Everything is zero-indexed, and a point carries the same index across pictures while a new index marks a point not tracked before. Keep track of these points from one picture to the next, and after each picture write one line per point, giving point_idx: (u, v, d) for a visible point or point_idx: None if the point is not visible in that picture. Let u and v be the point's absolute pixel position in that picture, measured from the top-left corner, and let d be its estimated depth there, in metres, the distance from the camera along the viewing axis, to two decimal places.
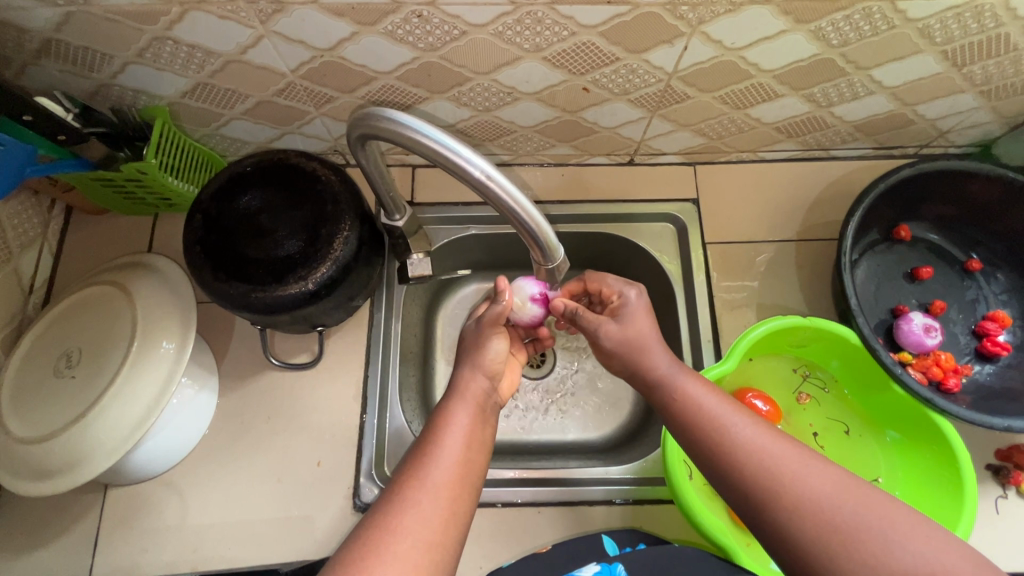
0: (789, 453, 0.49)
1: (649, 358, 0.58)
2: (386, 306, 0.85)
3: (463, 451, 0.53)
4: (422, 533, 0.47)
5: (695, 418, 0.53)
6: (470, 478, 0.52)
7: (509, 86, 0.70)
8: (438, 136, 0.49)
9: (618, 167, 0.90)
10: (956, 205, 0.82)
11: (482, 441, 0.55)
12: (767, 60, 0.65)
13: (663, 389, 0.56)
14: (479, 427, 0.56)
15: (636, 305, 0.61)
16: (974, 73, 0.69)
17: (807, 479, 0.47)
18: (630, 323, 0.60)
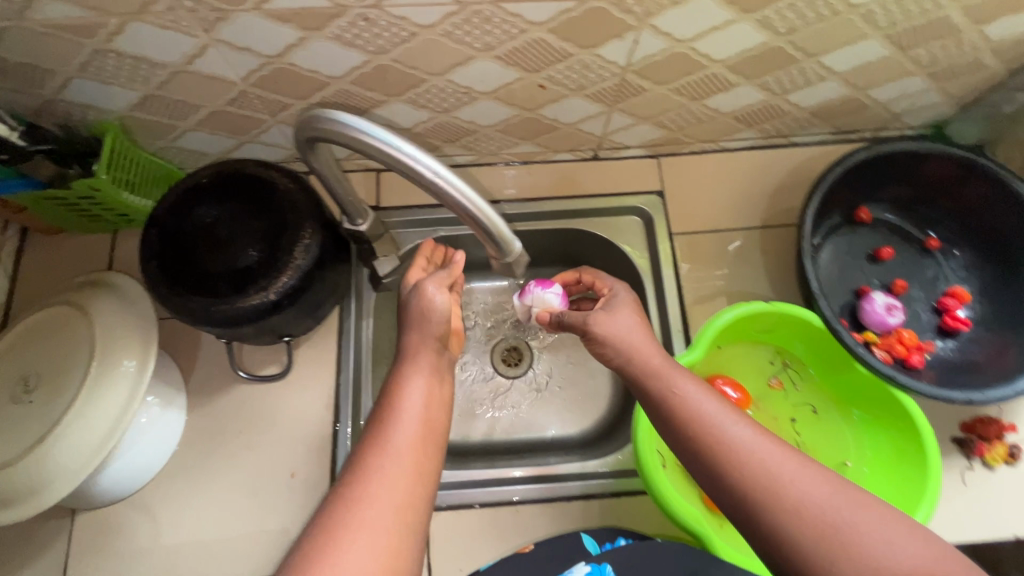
0: (788, 455, 0.49)
1: (643, 356, 0.60)
2: (360, 313, 0.84)
3: (417, 430, 0.56)
4: (383, 517, 0.49)
5: (684, 415, 0.54)
6: (428, 459, 0.55)
7: (465, 86, 0.70)
8: (382, 136, 0.48)
9: (583, 163, 0.90)
10: (914, 186, 0.83)
11: (437, 416, 0.59)
12: (717, 50, 0.66)
13: (658, 386, 0.57)
14: (434, 400, 0.60)
15: (623, 297, 0.67)
16: (920, 55, 0.70)
17: (804, 481, 0.46)
18: (612, 318, 0.64)
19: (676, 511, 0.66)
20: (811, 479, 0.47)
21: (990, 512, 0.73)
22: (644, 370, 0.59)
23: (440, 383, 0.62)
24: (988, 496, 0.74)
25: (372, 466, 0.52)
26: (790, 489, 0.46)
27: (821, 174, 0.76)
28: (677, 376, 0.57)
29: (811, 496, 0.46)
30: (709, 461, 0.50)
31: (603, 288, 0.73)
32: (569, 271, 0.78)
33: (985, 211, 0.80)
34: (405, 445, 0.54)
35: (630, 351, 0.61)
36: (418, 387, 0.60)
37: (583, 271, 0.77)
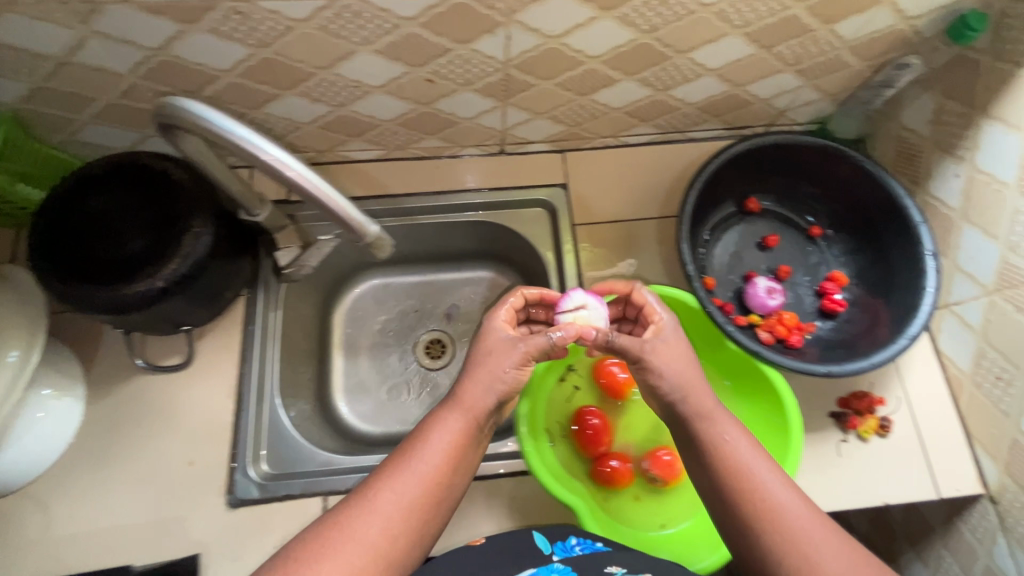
0: (805, 513, 0.54)
1: (695, 396, 0.60)
2: (275, 303, 0.86)
3: (434, 470, 0.57)
4: (372, 539, 0.53)
5: (737, 467, 0.56)
6: (434, 495, 0.57)
7: (354, 80, 0.72)
8: (223, 122, 0.51)
9: (490, 157, 0.94)
10: (797, 178, 0.88)
11: (461, 457, 0.59)
12: (589, 46, 0.70)
13: (706, 428, 0.59)
14: (462, 442, 0.59)
15: (668, 330, 0.64)
16: (783, 53, 0.75)
17: (815, 541, 0.52)
18: (665, 347, 0.62)
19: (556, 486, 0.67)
20: (829, 547, 0.52)
21: (860, 482, 0.78)
22: (695, 411, 0.59)
23: (477, 422, 0.61)
24: (860, 467, 0.78)
25: (382, 492, 0.55)
26: (806, 557, 0.51)
27: (702, 164, 0.80)
28: (725, 420, 0.59)
29: (819, 564, 0.51)
30: (749, 522, 0.54)
31: (652, 312, 0.68)
32: (619, 284, 0.72)
33: (858, 201, 0.85)
34: (412, 483, 0.56)
35: (687, 388, 0.60)
36: (450, 427, 0.59)
37: (635, 290, 0.70)
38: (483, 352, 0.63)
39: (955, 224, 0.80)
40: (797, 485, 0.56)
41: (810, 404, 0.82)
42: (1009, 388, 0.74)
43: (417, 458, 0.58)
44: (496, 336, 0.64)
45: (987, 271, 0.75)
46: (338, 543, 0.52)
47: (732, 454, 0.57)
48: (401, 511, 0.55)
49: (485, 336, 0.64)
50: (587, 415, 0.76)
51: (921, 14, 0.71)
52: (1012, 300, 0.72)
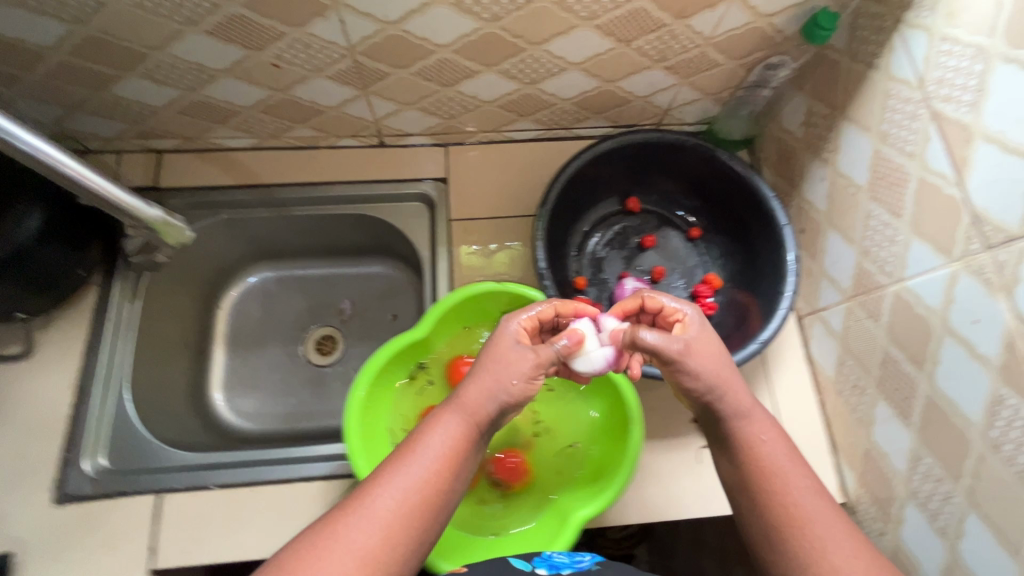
0: (835, 529, 0.50)
1: (729, 396, 0.55)
2: (133, 294, 0.84)
3: (428, 475, 0.51)
4: (359, 544, 0.46)
5: (771, 468, 0.54)
6: (432, 503, 0.50)
7: (194, 62, 0.70)
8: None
9: (370, 149, 0.92)
10: (676, 178, 0.86)
11: (462, 464, 0.53)
12: (433, 34, 0.67)
13: (747, 428, 0.56)
14: (464, 446, 0.53)
15: (697, 329, 0.57)
16: (644, 48, 0.73)
17: (837, 557, 0.48)
18: (694, 350, 0.55)
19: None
20: (843, 555, 0.49)
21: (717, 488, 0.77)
22: (733, 411, 0.56)
23: (481, 426, 0.54)
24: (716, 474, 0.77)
25: (377, 495, 0.49)
26: (832, 569, 0.48)
27: (563, 166, 0.78)
28: (762, 421, 0.56)
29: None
30: (780, 528, 0.51)
31: (671, 314, 0.61)
32: (628, 298, 0.64)
33: (733, 204, 0.82)
34: (406, 488, 0.50)
35: (723, 387, 0.55)
36: (450, 429, 0.53)
37: (644, 296, 0.62)
38: (490, 347, 0.57)
39: (822, 229, 0.78)
40: (829, 493, 0.53)
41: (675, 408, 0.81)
42: (862, 396, 0.72)
43: (415, 461, 0.51)
44: (511, 332, 0.57)
45: (846, 277, 0.74)
46: (325, 552, 0.46)
47: (765, 458, 0.54)
48: (397, 517, 0.48)
49: (499, 334, 0.57)
50: None
51: (777, 12, 0.69)
52: (866, 306, 0.71)
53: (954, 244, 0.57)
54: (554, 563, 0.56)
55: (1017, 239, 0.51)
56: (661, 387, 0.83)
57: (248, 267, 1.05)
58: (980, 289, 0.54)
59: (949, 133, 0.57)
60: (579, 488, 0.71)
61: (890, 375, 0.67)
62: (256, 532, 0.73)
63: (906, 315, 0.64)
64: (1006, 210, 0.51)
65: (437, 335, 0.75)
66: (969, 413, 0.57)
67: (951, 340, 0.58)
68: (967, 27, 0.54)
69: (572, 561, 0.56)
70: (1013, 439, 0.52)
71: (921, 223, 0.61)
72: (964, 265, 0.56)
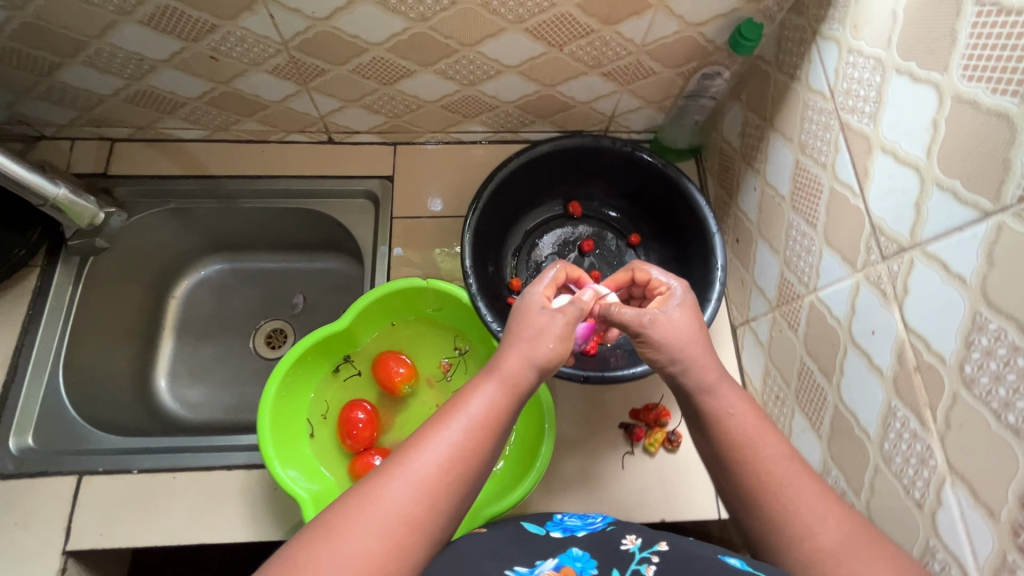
0: (810, 496, 0.48)
1: (695, 372, 0.54)
2: (76, 277, 0.85)
3: (472, 437, 0.46)
4: (399, 508, 0.42)
5: (739, 440, 0.51)
6: (477, 469, 0.46)
7: (133, 51, 0.72)
8: None
9: (319, 145, 0.93)
10: (615, 183, 0.87)
11: (504, 430, 0.49)
12: (363, 32, 0.69)
13: (711, 403, 0.53)
14: (506, 412, 0.49)
15: (683, 299, 0.59)
16: (577, 53, 0.74)
17: (815, 526, 0.46)
18: (669, 323, 0.56)
19: (302, 486, 0.65)
20: (817, 515, 0.46)
21: (637, 494, 0.77)
22: (697, 385, 0.54)
23: (520, 393, 0.51)
24: (638, 480, 0.77)
25: (418, 457, 0.45)
26: (806, 530, 0.46)
27: (492, 173, 0.79)
28: (732, 394, 0.53)
29: (821, 538, 0.45)
30: (752, 496, 0.49)
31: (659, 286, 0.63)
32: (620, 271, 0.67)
33: (669, 209, 0.83)
34: (451, 451, 0.45)
35: (687, 359, 0.54)
36: (489, 393, 0.50)
37: (637, 269, 0.65)
38: (521, 319, 0.56)
39: (754, 239, 0.78)
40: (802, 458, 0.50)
41: (603, 413, 0.81)
42: (782, 408, 0.72)
43: (455, 423, 0.47)
44: (535, 304, 0.57)
45: (771, 286, 0.74)
46: (366, 515, 0.41)
47: (734, 432, 0.51)
48: (441, 481, 0.44)
49: (524, 307, 0.57)
50: (356, 410, 0.74)
51: (704, 21, 0.70)
52: (786, 316, 0.70)
53: (857, 255, 0.57)
54: (568, 526, 0.62)
55: (907, 250, 0.50)
56: (590, 391, 0.82)
57: (199, 260, 1.01)
58: (877, 299, 0.54)
59: (854, 144, 0.57)
60: (496, 487, 0.75)
61: (805, 385, 0.67)
62: (173, 517, 0.73)
63: (818, 326, 0.64)
64: (897, 220, 0.51)
65: (362, 328, 0.77)
66: (867, 425, 0.56)
67: (853, 351, 0.57)
68: (869, 38, 0.54)
69: (584, 524, 0.63)
70: (903, 452, 0.52)
71: (831, 233, 0.61)
72: (865, 276, 0.55)
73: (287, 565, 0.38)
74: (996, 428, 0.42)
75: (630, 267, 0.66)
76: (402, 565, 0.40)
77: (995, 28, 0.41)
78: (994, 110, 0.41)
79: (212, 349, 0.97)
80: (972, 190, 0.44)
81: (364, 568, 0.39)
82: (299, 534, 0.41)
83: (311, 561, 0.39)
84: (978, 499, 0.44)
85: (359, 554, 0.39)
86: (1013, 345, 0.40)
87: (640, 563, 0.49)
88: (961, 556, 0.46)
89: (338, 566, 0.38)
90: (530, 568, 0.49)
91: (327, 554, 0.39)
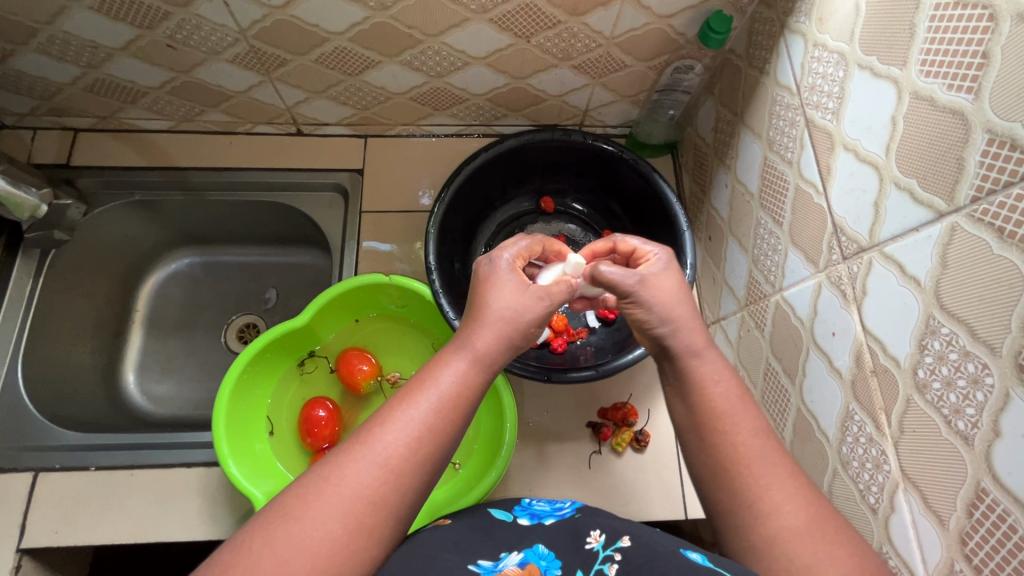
0: (767, 473, 0.45)
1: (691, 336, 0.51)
2: (36, 271, 0.83)
3: (439, 416, 0.44)
4: (363, 490, 0.40)
5: (708, 415, 0.48)
6: (445, 445, 0.44)
7: (87, 39, 0.70)
8: None
9: (287, 137, 0.91)
10: (585, 178, 0.87)
11: (473, 407, 0.47)
12: (322, 20, 0.67)
13: (692, 359, 0.51)
14: (476, 389, 0.48)
15: (667, 264, 0.56)
16: (544, 45, 0.72)
17: (772, 513, 0.43)
18: (656, 288, 0.53)
19: (256, 485, 0.64)
20: (785, 488, 0.44)
21: (604, 495, 0.76)
22: (685, 348, 0.51)
23: (491, 368, 0.49)
24: (604, 478, 0.77)
25: (382, 437, 0.42)
26: (766, 506, 0.43)
27: (459, 167, 0.77)
28: (711, 367, 0.51)
29: (779, 517, 0.42)
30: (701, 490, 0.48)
31: (643, 255, 0.59)
32: (600, 242, 0.64)
33: (641, 204, 0.82)
34: (419, 429, 0.43)
35: (665, 330, 0.52)
36: (459, 370, 0.47)
37: (618, 240, 0.62)
38: (490, 289, 0.53)
39: (725, 237, 0.77)
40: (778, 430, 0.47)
41: (571, 412, 0.80)
42: None
43: (423, 399, 0.45)
44: (509, 272, 0.54)
45: (740, 285, 0.72)
46: (327, 498, 0.39)
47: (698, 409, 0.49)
48: (408, 461, 0.42)
49: (493, 276, 0.53)
50: (317, 409, 0.73)
51: (674, 13, 0.68)
52: (753, 316, 0.69)
53: (819, 255, 0.55)
54: (536, 512, 0.56)
55: (866, 251, 0.49)
56: (559, 390, 0.81)
57: (168, 253, 0.99)
58: (837, 300, 0.53)
59: (818, 141, 0.56)
60: (455, 487, 0.74)
61: (770, 386, 0.65)
62: (130, 516, 0.72)
63: (783, 326, 0.62)
64: (857, 220, 0.50)
65: (325, 326, 0.76)
66: (826, 428, 0.55)
67: (815, 353, 0.56)
68: (834, 32, 0.53)
69: (553, 509, 0.56)
70: (859, 456, 0.51)
71: (796, 232, 0.59)
72: (826, 276, 0.54)
73: (242, 550, 0.36)
74: (946, 434, 0.41)
75: (611, 238, 0.63)
76: (365, 544, 0.39)
77: (953, 22, 0.40)
78: (949, 107, 0.40)
79: (180, 343, 0.96)
80: (928, 189, 0.42)
81: (325, 551, 0.37)
82: (258, 513, 0.39)
83: (268, 545, 0.37)
84: (929, 506, 0.43)
85: (317, 539, 0.37)
86: (964, 349, 0.39)
87: (602, 563, 0.45)
88: (913, 564, 0.45)
89: (294, 549, 0.37)
90: (493, 563, 0.45)
91: (283, 540, 0.37)
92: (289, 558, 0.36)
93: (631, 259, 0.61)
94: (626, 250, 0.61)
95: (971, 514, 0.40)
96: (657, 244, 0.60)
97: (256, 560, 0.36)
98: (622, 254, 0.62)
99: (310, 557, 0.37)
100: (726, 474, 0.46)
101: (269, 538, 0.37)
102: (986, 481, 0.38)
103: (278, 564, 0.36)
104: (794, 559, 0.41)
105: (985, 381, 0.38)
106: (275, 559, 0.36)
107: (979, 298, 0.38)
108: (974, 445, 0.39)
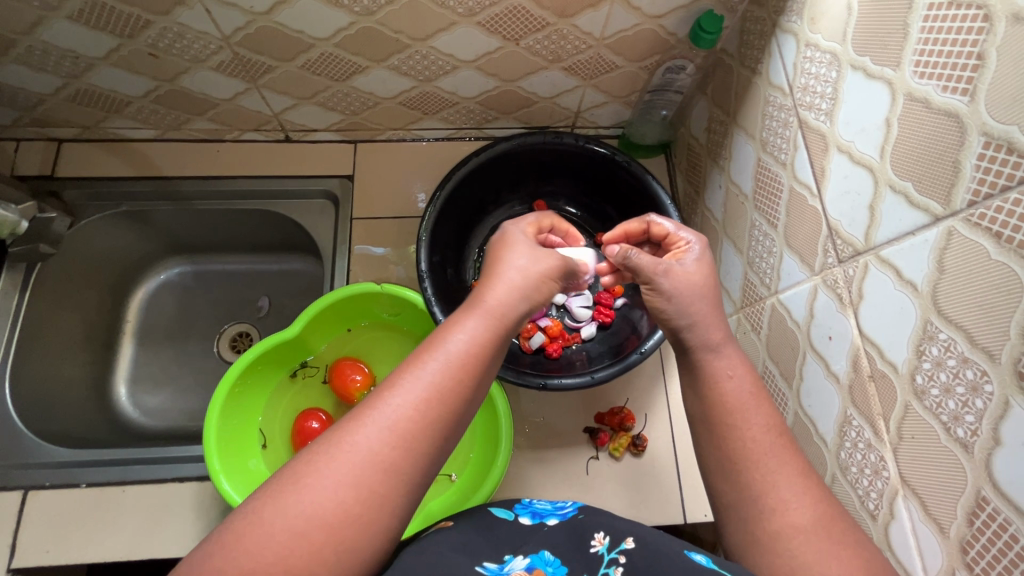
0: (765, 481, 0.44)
1: (687, 342, 0.51)
2: (22, 285, 0.81)
3: (452, 375, 0.42)
4: (374, 451, 0.37)
5: (707, 424, 0.48)
6: (458, 408, 0.41)
7: (67, 49, 0.68)
8: None
9: (275, 144, 0.90)
10: (578, 180, 0.86)
11: (488, 368, 0.45)
12: (307, 26, 0.66)
13: (689, 366, 0.50)
14: (489, 349, 0.45)
15: (703, 252, 0.55)
16: (533, 47, 0.71)
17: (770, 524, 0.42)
18: (683, 278, 0.52)
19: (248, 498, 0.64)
20: (785, 498, 0.43)
21: (603, 500, 0.75)
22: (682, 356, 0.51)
23: (505, 326, 0.47)
24: (602, 483, 0.76)
25: (391, 398, 0.40)
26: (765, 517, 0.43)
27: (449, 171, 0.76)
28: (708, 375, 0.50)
29: (777, 526, 0.42)
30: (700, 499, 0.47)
31: (677, 240, 0.59)
32: (632, 220, 0.63)
33: (636, 205, 0.81)
34: (430, 388, 0.41)
35: (667, 334, 0.51)
36: (471, 329, 0.45)
37: (653, 221, 0.61)
38: (502, 253, 0.52)
39: (720, 239, 0.76)
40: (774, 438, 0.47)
41: (569, 416, 0.79)
42: None
43: (434, 359, 0.42)
44: (519, 238, 0.54)
45: (736, 287, 0.72)
46: (337, 463, 0.37)
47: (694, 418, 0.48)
48: (417, 423, 0.39)
49: (505, 240, 0.54)
50: (311, 420, 0.73)
51: (664, 13, 0.67)
52: (750, 319, 0.68)
53: (815, 258, 0.55)
54: (537, 510, 0.54)
55: (862, 254, 0.48)
56: (556, 395, 0.81)
57: (158, 263, 0.97)
58: (833, 304, 0.52)
59: (812, 143, 0.55)
60: (451, 496, 0.73)
61: (767, 389, 0.65)
62: (124, 533, 0.71)
63: (780, 329, 0.61)
64: (853, 223, 0.49)
65: (317, 335, 0.75)
66: (824, 433, 0.55)
67: (812, 357, 0.56)
68: (826, 32, 0.52)
69: (554, 508, 0.54)
70: (858, 461, 0.50)
71: (792, 234, 0.58)
72: (822, 279, 0.53)
73: (251, 519, 0.35)
74: (946, 441, 0.41)
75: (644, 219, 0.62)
76: (377, 517, 0.37)
77: (946, 23, 0.39)
78: (943, 109, 0.40)
79: (171, 354, 0.94)
80: (923, 193, 0.42)
81: (335, 519, 0.35)
82: (267, 482, 0.37)
83: (277, 514, 0.35)
84: (929, 513, 0.43)
85: (327, 505, 0.35)
86: (962, 356, 0.39)
87: (608, 566, 0.43)
88: (913, 570, 0.45)
89: (304, 514, 0.35)
90: (498, 566, 0.43)
91: (292, 506, 0.35)
92: (298, 524, 0.35)
93: (664, 243, 0.61)
94: (659, 232, 0.60)
95: (971, 522, 0.39)
96: (691, 229, 0.59)
97: (266, 527, 0.34)
98: (656, 236, 0.61)
99: (319, 522, 0.35)
100: (722, 483, 0.45)
101: (278, 505, 0.35)
102: (986, 489, 0.38)
103: (287, 531, 0.34)
104: (795, 561, 0.40)
105: (984, 389, 0.37)
106: (285, 527, 0.34)
107: (977, 305, 0.38)
108: (974, 453, 0.38)
